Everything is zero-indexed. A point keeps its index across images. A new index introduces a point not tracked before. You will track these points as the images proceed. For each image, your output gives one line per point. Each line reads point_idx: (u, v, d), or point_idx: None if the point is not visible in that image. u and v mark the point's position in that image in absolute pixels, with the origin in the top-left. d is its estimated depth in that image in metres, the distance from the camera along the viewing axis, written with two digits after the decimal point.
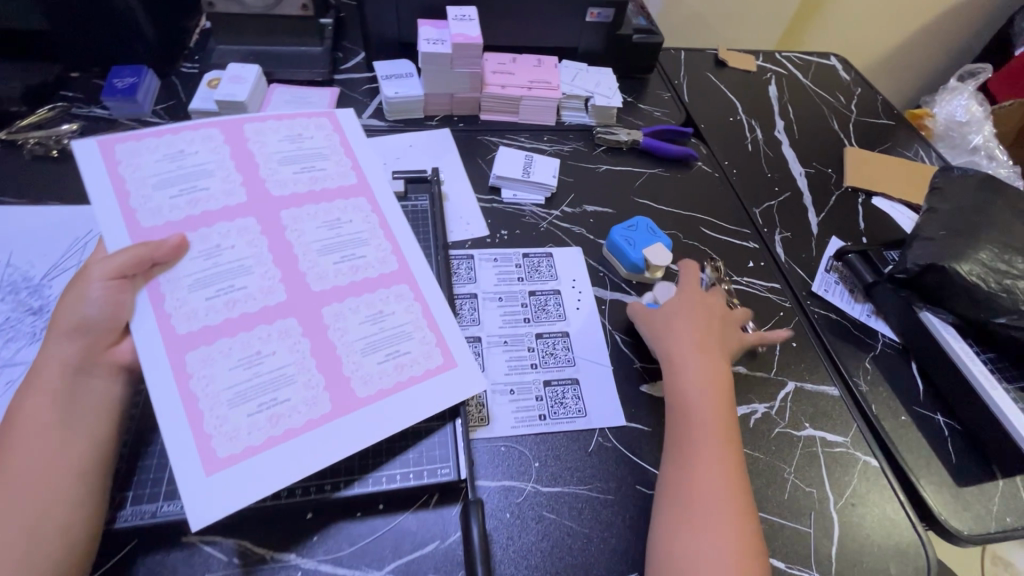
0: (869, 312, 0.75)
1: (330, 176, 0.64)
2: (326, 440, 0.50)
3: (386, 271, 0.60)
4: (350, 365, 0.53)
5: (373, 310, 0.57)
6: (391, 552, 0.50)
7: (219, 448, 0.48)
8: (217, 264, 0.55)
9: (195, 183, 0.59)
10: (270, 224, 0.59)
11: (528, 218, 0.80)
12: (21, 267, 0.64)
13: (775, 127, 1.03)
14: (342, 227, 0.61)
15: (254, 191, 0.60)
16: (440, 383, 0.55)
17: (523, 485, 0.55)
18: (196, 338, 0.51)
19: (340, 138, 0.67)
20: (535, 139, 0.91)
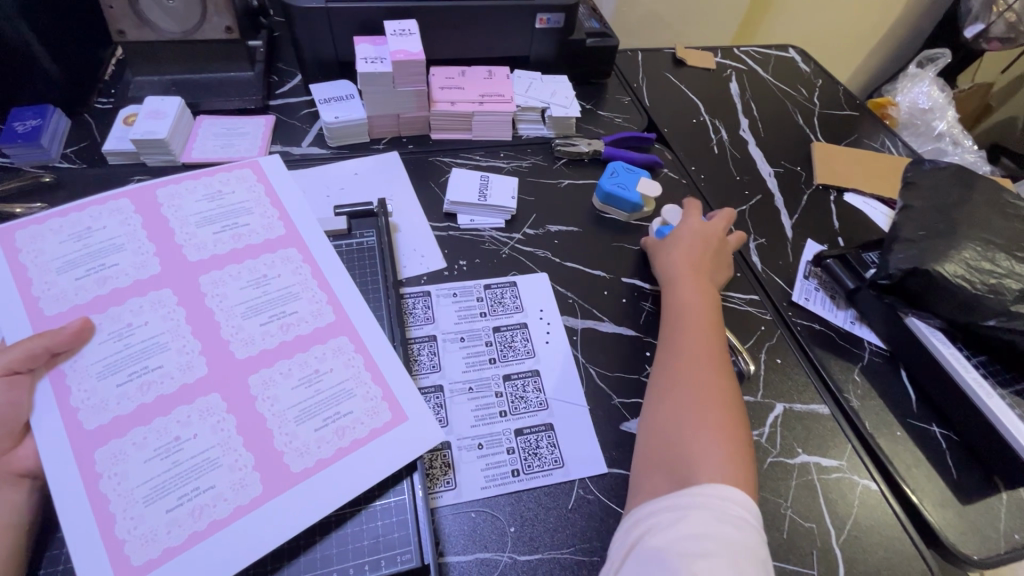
0: (852, 319, 0.72)
1: (255, 230, 0.57)
2: (261, 528, 0.43)
3: (322, 324, 0.53)
4: (283, 437, 0.46)
5: (307, 371, 0.50)
6: None
7: (133, 555, 0.40)
8: (129, 346, 0.48)
9: (105, 260, 0.52)
10: (189, 291, 0.52)
11: (488, 244, 0.74)
12: None
13: (739, 125, 1.00)
14: (271, 284, 0.54)
15: (170, 260, 0.53)
16: (390, 443, 0.48)
17: (497, 556, 0.49)
18: (106, 432, 0.44)
19: (265, 188, 0.60)
20: (491, 156, 0.86)
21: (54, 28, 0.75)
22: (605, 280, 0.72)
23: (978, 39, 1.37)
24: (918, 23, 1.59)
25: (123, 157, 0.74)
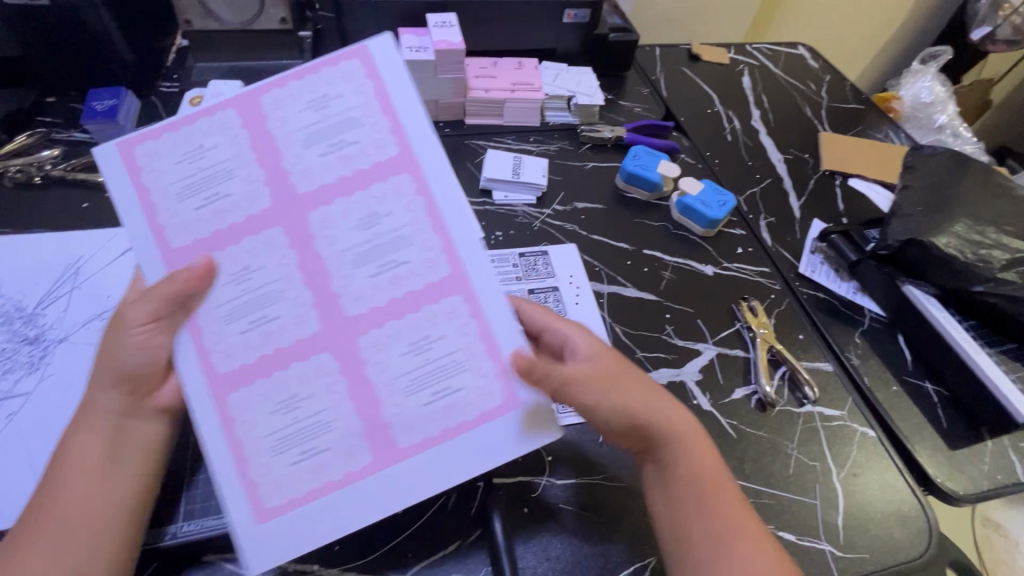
0: (855, 289, 0.78)
1: (365, 149, 0.53)
2: (370, 493, 0.47)
3: (436, 278, 0.51)
4: (392, 406, 0.49)
5: (418, 336, 0.50)
6: (413, 554, 0.51)
7: (268, 498, 0.46)
8: (248, 291, 0.50)
9: (218, 187, 0.52)
10: (298, 232, 0.51)
11: (520, 218, 0.81)
12: (13, 297, 0.63)
13: (752, 116, 1.06)
14: (381, 223, 0.52)
15: (278, 193, 0.52)
16: (501, 426, 0.49)
17: (537, 480, 0.56)
18: (234, 379, 0.48)
19: (375, 86, 0.55)
20: (521, 140, 0.93)
21: (129, 16, 0.83)
22: (628, 251, 0.79)
23: (984, 40, 1.42)
24: (927, 26, 1.65)
25: None
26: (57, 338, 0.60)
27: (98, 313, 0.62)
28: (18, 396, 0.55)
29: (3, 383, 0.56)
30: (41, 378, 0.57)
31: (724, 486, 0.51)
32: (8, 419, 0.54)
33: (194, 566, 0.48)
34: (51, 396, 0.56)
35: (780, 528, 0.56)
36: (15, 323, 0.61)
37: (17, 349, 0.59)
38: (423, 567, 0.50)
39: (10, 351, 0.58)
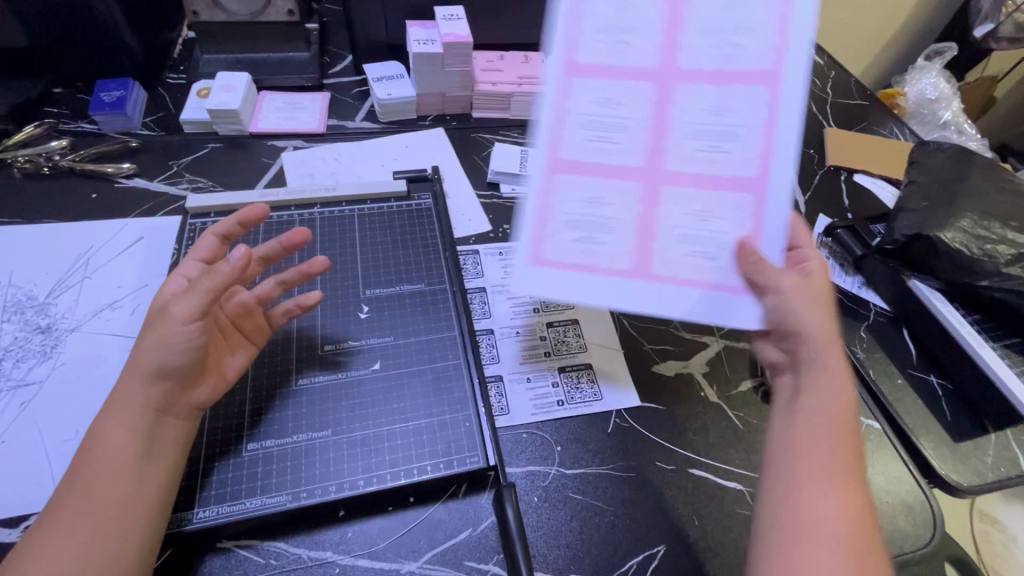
0: (860, 284, 0.79)
1: (748, 53, 0.54)
2: (604, 292, 0.54)
3: (743, 175, 0.54)
4: (660, 240, 0.54)
5: (704, 208, 0.54)
6: (425, 542, 0.51)
7: (546, 247, 0.54)
8: (604, 115, 0.55)
9: (621, 41, 0.55)
10: (662, 94, 0.54)
11: None
12: (24, 287, 0.63)
13: None
14: (726, 116, 0.54)
15: (663, 59, 0.55)
16: (723, 302, 0.53)
17: (546, 470, 0.57)
18: (573, 169, 0.55)
19: (782, 10, 0.54)
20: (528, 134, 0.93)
21: (137, 8, 0.82)
22: None
23: (987, 37, 1.42)
24: (929, 22, 1.65)
25: (197, 127, 0.82)
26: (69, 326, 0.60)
27: (110, 303, 0.62)
28: (31, 384, 0.56)
29: (15, 372, 0.56)
30: (54, 367, 0.57)
31: (843, 466, 0.46)
32: (23, 407, 0.54)
33: (210, 553, 0.48)
34: (64, 385, 0.56)
35: None
36: (26, 312, 0.61)
37: (30, 338, 0.59)
38: (435, 555, 0.50)
39: (22, 341, 0.58)
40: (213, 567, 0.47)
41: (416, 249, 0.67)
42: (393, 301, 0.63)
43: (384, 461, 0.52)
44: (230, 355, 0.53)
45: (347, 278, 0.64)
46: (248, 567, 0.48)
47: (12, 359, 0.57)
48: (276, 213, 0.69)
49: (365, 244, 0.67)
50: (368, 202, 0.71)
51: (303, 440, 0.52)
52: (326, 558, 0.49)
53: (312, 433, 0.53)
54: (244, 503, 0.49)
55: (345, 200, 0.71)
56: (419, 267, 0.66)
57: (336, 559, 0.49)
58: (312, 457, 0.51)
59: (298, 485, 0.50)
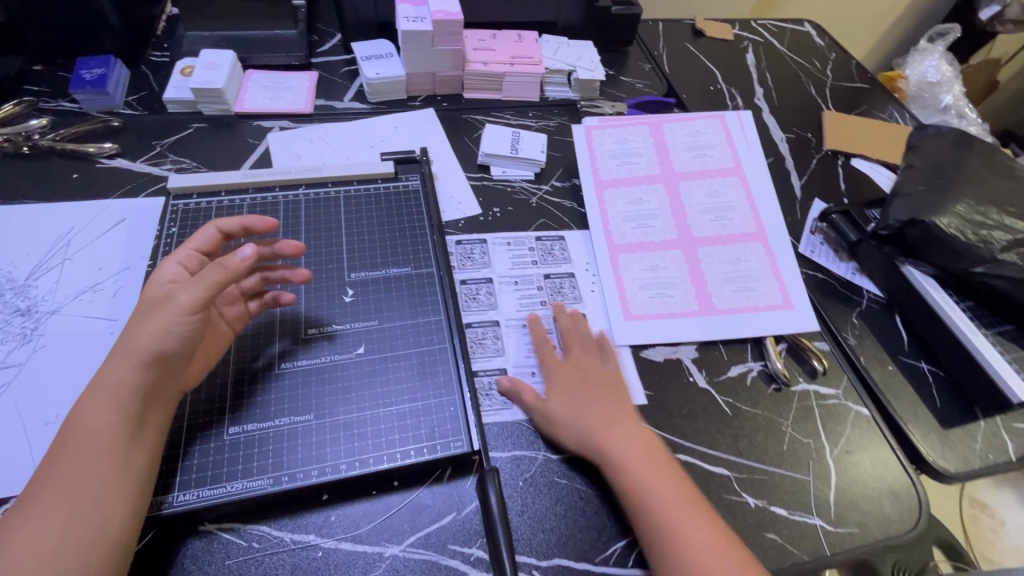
0: (853, 270, 0.78)
1: (716, 160, 0.82)
2: (693, 329, 0.68)
3: (747, 231, 0.76)
4: (713, 287, 0.71)
5: (733, 256, 0.74)
6: (409, 526, 0.51)
7: (634, 307, 0.68)
8: (641, 208, 0.77)
9: (631, 158, 0.81)
10: (671, 189, 0.78)
11: (519, 194, 0.79)
12: (4, 269, 0.62)
13: (755, 94, 1.04)
14: (720, 196, 0.78)
15: (665, 169, 0.80)
16: (778, 315, 0.70)
17: (533, 455, 0.57)
18: (626, 247, 0.73)
19: (727, 135, 0.84)
20: (520, 116, 0.91)
21: None
22: None
23: (992, 21, 1.39)
24: (933, 5, 1.61)
25: (181, 106, 0.80)
26: (51, 308, 0.59)
27: (91, 285, 0.61)
28: (11, 367, 0.55)
29: None
30: (34, 350, 0.56)
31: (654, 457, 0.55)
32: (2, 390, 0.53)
33: (192, 536, 0.48)
34: (43, 368, 0.55)
35: (773, 504, 0.57)
36: (5, 294, 0.60)
37: (9, 319, 0.58)
38: (419, 539, 0.50)
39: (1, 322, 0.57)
40: (195, 550, 0.47)
41: (404, 234, 0.66)
42: (377, 285, 0.62)
43: (368, 446, 0.52)
44: (213, 340, 0.52)
45: (332, 262, 0.63)
46: (231, 550, 0.48)
47: None
48: (258, 193, 0.67)
49: (351, 228, 0.66)
50: (354, 183, 0.70)
51: (286, 424, 0.52)
52: (309, 541, 0.49)
53: (295, 417, 0.52)
54: (226, 487, 0.48)
55: (332, 182, 0.70)
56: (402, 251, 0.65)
57: (319, 542, 0.49)
58: (295, 441, 0.51)
59: (280, 469, 0.50)
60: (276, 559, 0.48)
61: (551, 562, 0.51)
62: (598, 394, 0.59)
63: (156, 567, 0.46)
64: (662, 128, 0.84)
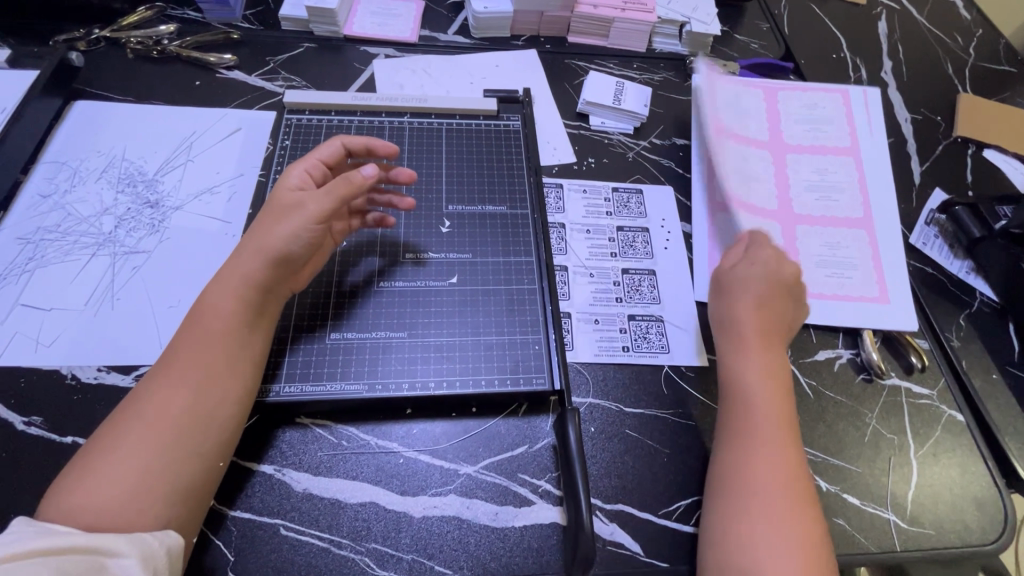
0: (968, 269, 0.72)
1: (835, 137, 0.76)
2: None
3: (855, 216, 0.71)
4: (807, 268, 0.67)
5: (836, 239, 0.69)
6: (484, 450, 0.53)
7: None
8: (745, 173, 0.73)
9: (742, 121, 0.77)
10: (781, 159, 0.74)
11: (615, 146, 0.77)
12: (135, 162, 0.66)
13: (882, 67, 0.95)
14: (835, 174, 0.73)
15: (776, 137, 0.76)
16: (874, 309, 0.65)
17: (607, 404, 0.57)
18: (722, 211, 0.71)
19: (851, 112, 0.79)
20: (624, 65, 0.87)
21: None
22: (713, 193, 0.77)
23: None
24: None
25: (295, 24, 0.81)
26: (177, 204, 0.64)
27: (209, 188, 0.65)
28: (141, 253, 0.60)
29: (128, 240, 0.61)
30: (161, 240, 0.61)
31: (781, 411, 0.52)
32: (133, 272, 0.59)
33: (290, 427, 0.52)
34: (168, 257, 0.60)
35: (845, 491, 0.56)
36: (137, 186, 0.65)
37: (140, 210, 0.63)
38: (492, 463, 0.53)
39: (134, 211, 0.63)
40: (292, 438, 0.52)
41: (501, 173, 0.66)
42: (472, 221, 0.62)
43: (455, 369, 0.54)
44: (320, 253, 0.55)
45: (431, 191, 0.64)
46: (322, 443, 0.52)
47: (125, 227, 0.61)
48: (365, 117, 0.69)
49: (451, 162, 0.66)
50: (457, 117, 0.70)
51: (382, 337, 0.55)
52: (392, 447, 0.52)
53: (390, 332, 0.55)
54: (326, 386, 0.52)
55: (435, 113, 0.70)
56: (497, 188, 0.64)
57: (401, 451, 0.52)
58: (389, 354, 0.54)
59: (374, 377, 0.53)
60: (362, 458, 0.52)
61: (615, 507, 0.52)
62: (775, 332, 0.56)
63: (255, 449, 0.51)
64: (779, 95, 0.80)
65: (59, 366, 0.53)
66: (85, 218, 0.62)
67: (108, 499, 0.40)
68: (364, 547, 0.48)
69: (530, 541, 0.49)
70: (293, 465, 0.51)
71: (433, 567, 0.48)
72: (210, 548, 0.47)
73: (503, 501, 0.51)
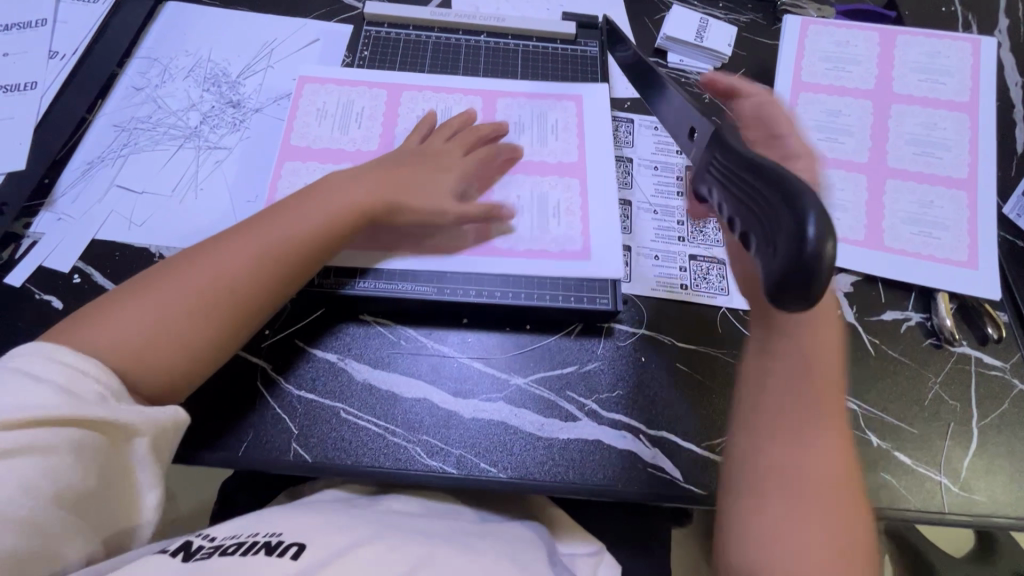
0: None
1: (949, 90, 0.70)
2: (855, 255, 0.63)
3: (954, 176, 0.66)
4: (889, 223, 0.64)
5: (928, 197, 0.65)
6: (535, 365, 0.55)
7: None
8: (837, 120, 0.69)
9: (844, 65, 0.72)
10: (880, 108, 0.69)
11: (691, 86, 0.74)
12: (219, 63, 0.68)
13: (999, 24, 0.86)
14: (937, 130, 0.68)
15: (881, 84, 0.71)
16: (958, 274, 0.62)
17: (660, 337, 0.57)
18: None
19: (973, 64, 0.72)
20: (709, 3, 0.81)
21: None
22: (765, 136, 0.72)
23: None
24: None
25: None
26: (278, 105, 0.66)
27: (288, 93, 0.67)
28: (223, 149, 0.63)
29: (211, 136, 0.63)
30: (241, 138, 0.64)
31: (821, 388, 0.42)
32: (216, 166, 0.62)
33: (354, 322, 0.55)
34: (247, 156, 0.63)
35: (897, 449, 0.54)
36: (221, 86, 0.67)
37: (223, 109, 0.65)
38: (541, 377, 0.54)
39: (217, 110, 0.65)
40: (355, 333, 0.54)
41: (599, 113, 0.66)
42: (546, 146, 0.63)
43: (519, 282, 0.56)
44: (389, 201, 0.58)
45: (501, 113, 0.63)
46: (382, 341, 0.54)
47: (209, 123, 0.64)
48: (442, 34, 0.70)
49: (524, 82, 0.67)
50: (534, 39, 0.70)
51: (449, 245, 0.57)
52: (446, 351, 0.54)
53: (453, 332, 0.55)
54: (394, 284, 0.55)
55: (512, 35, 0.71)
56: (577, 118, 0.65)
57: (455, 356, 0.54)
58: (454, 266, 0.56)
59: (442, 282, 0.56)
60: (419, 358, 0.54)
61: (659, 434, 0.53)
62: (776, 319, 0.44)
63: (321, 337, 0.54)
64: (894, 39, 0.73)
65: (149, 245, 0.57)
66: (173, 112, 0.64)
67: (158, 327, 0.44)
68: (416, 437, 0.51)
69: (572, 453, 0.51)
70: (355, 356, 0.53)
71: (479, 464, 0.50)
72: (276, 419, 0.50)
73: (550, 413, 0.52)
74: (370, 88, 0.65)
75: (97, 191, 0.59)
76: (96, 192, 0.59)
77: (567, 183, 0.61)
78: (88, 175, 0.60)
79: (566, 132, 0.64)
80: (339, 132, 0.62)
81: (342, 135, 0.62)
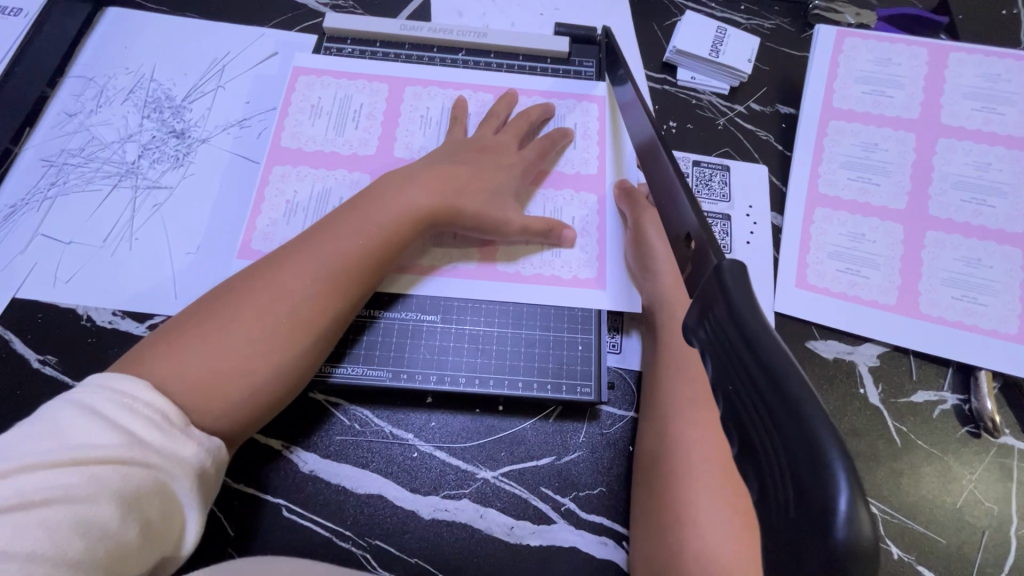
0: None
1: (1008, 122, 0.60)
2: (884, 323, 0.54)
3: (1009, 228, 0.56)
4: (927, 284, 0.55)
5: (974, 254, 0.56)
6: (506, 455, 0.48)
7: (814, 276, 0.56)
8: (872, 157, 0.60)
9: (884, 88, 0.62)
10: (924, 143, 0.59)
11: (704, 109, 0.64)
12: (163, 84, 0.60)
13: None
14: (991, 172, 0.58)
15: (926, 114, 0.61)
16: (1007, 348, 0.53)
17: None
18: (831, 202, 0.58)
19: None
20: (729, 5, 0.70)
21: None
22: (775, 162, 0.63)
23: None
24: None
25: None
26: (267, 108, 0.60)
27: (239, 120, 0.59)
28: (163, 188, 0.55)
29: (151, 172, 0.56)
30: (184, 175, 0.56)
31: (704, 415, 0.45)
32: (154, 210, 0.54)
33: (302, 401, 0.48)
34: (190, 196, 0.55)
35: (921, 562, 0.47)
36: (163, 111, 0.59)
37: (165, 140, 0.58)
38: (513, 471, 0.47)
39: (158, 141, 0.58)
40: (302, 414, 0.48)
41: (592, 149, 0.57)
42: (564, 154, 0.58)
43: (490, 365, 0.50)
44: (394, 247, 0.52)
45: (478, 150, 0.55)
46: (333, 425, 0.48)
47: (149, 158, 0.57)
48: (415, 52, 0.61)
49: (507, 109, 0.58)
50: (520, 58, 0.62)
51: (411, 319, 0.51)
52: (406, 439, 0.48)
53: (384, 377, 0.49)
54: (345, 368, 0.49)
55: (494, 52, 0.62)
56: (600, 122, 0.60)
57: (416, 444, 0.48)
58: (419, 340, 0.50)
59: (400, 365, 0.49)
60: (375, 446, 0.47)
61: None
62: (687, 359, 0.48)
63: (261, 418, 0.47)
64: (946, 57, 0.62)
65: (75, 305, 0.50)
66: (109, 144, 0.57)
67: (214, 362, 0.40)
68: (367, 542, 0.45)
69: (545, 564, 0.45)
70: (302, 444, 0.47)
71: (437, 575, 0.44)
72: (209, 517, 0.44)
73: (521, 514, 0.46)
74: (369, 82, 0.59)
75: (20, 240, 0.52)
76: (19, 242, 0.52)
77: (583, 200, 0.57)
78: (10, 221, 0.53)
79: (587, 140, 0.59)
80: (334, 131, 0.57)
81: (338, 137, 0.57)
